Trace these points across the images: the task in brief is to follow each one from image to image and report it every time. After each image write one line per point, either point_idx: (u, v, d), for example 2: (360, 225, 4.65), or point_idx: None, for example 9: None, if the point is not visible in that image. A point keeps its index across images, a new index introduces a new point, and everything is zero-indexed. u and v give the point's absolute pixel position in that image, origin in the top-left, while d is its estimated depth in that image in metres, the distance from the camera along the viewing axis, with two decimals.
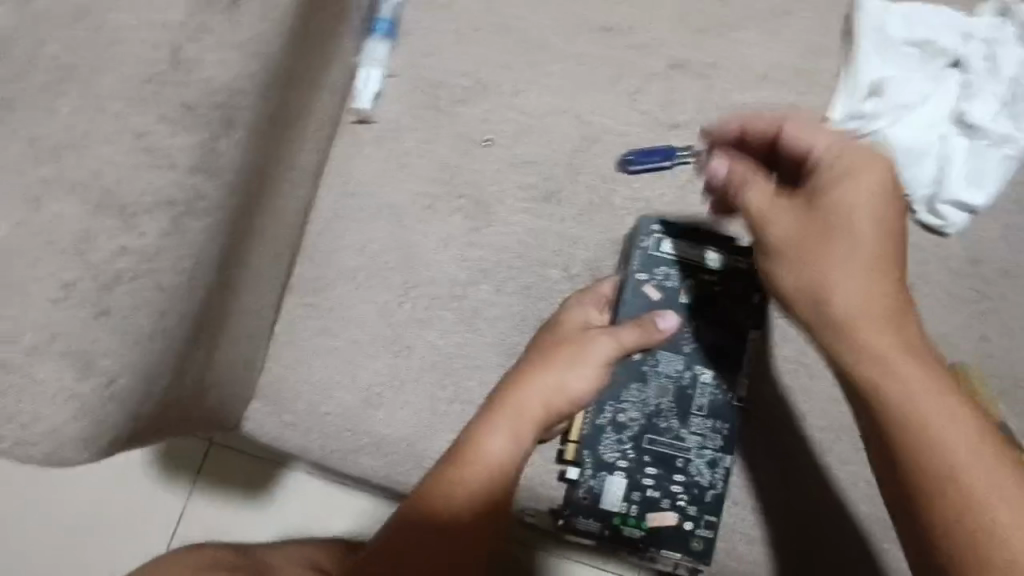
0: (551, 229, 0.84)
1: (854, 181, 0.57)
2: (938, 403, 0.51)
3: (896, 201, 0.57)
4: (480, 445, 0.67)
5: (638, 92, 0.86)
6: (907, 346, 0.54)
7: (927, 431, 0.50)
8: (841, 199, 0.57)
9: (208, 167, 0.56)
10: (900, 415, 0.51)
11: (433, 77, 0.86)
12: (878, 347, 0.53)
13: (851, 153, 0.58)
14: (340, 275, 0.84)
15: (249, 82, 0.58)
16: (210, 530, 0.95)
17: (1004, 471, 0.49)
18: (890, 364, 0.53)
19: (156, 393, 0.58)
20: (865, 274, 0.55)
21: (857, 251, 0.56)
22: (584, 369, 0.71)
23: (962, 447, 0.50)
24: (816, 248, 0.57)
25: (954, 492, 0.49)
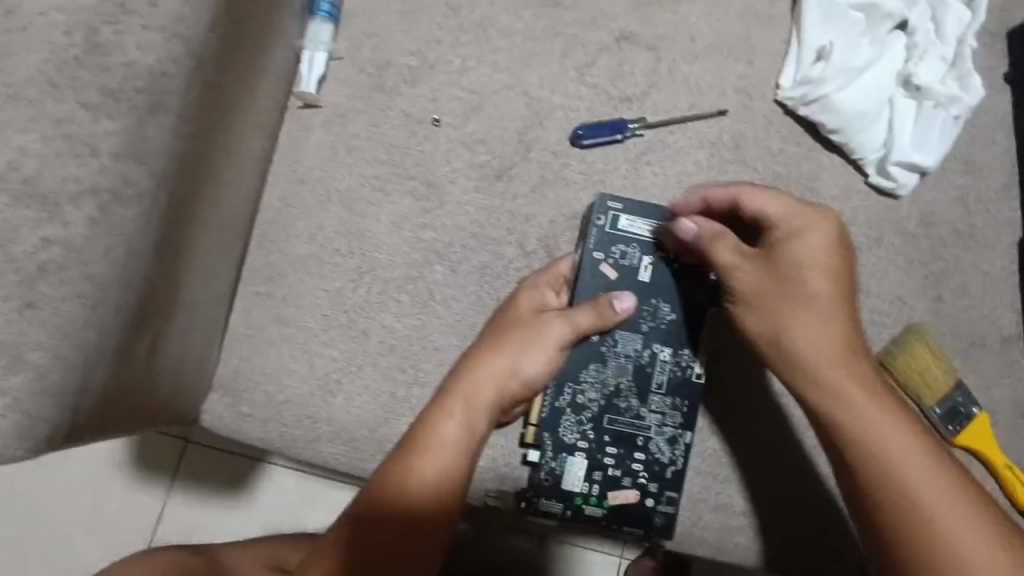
0: (503, 208, 0.84)
1: (807, 245, 0.67)
2: (914, 437, 0.62)
3: (847, 258, 0.68)
4: (435, 431, 0.67)
5: (586, 67, 0.86)
6: (860, 380, 0.65)
7: (902, 464, 0.61)
8: (798, 263, 0.67)
9: (135, 153, 0.54)
10: (877, 451, 0.62)
11: (381, 58, 0.86)
12: (854, 393, 0.64)
13: (802, 216, 0.68)
14: (293, 263, 0.83)
15: (175, 66, 0.56)
16: (196, 521, 1.06)
17: (943, 479, 0.60)
18: (869, 406, 0.63)
19: (93, 386, 0.57)
20: (824, 327, 0.66)
21: (815, 307, 0.66)
22: (537, 354, 0.72)
23: (909, 463, 0.61)
24: (788, 307, 0.67)
25: (906, 503, 0.59)
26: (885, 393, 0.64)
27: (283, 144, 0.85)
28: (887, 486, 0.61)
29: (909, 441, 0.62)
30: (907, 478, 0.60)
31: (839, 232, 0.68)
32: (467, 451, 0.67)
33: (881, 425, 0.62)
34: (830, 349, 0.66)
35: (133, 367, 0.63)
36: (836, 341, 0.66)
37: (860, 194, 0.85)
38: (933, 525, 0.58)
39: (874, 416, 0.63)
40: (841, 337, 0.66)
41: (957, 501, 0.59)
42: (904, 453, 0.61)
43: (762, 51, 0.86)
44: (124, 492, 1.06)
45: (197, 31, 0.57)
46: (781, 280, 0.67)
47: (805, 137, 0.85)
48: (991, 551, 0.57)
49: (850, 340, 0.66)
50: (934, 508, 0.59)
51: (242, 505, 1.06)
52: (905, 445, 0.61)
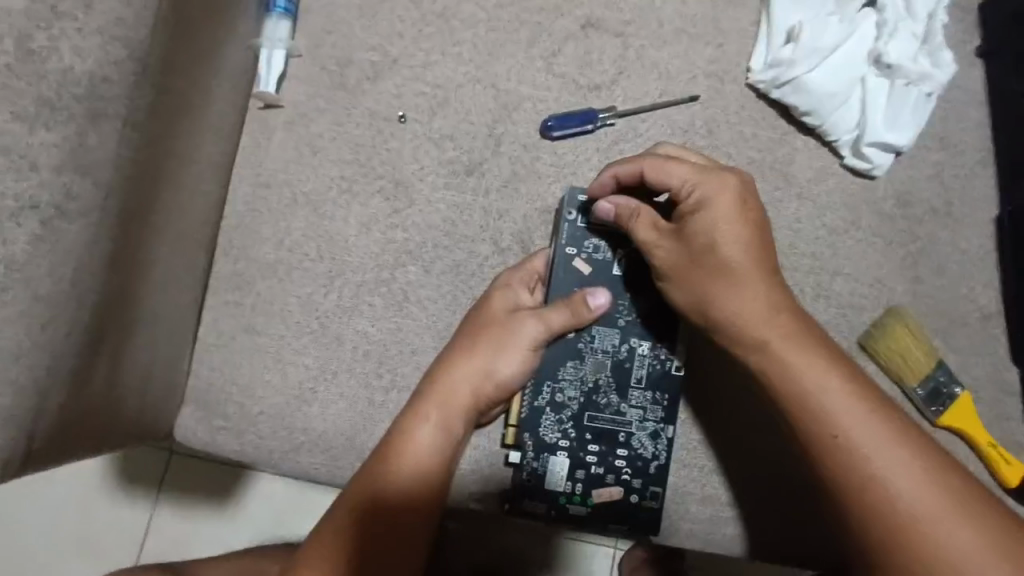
0: (475, 204, 0.82)
1: (718, 212, 0.65)
2: (856, 399, 0.61)
3: (763, 220, 0.67)
4: (410, 437, 0.68)
5: (553, 56, 0.84)
6: (805, 354, 0.63)
7: (848, 430, 0.60)
8: (713, 232, 0.65)
9: (77, 165, 0.51)
10: (822, 420, 0.61)
11: (342, 54, 0.84)
12: (793, 360, 0.63)
13: (709, 182, 0.66)
14: (261, 269, 0.81)
15: (116, 71, 0.53)
16: (182, 534, 1.03)
17: (898, 443, 0.59)
18: (811, 372, 0.62)
19: (49, 410, 0.54)
20: (752, 295, 0.64)
21: (739, 275, 0.65)
22: (512, 356, 0.71)
23: (862, 435, 0.60)
24: (713, 280, 0.66)
25: (864, 480, 0.59)
26: (824, 357, 0.63)
27: (245, 147, 0.82)
28: (835, 456, 0.60)
29: (853, 405, 0.61)
30: (852, 446, 0.59)
31: (749, 194, 0.66)
32: (443, 455, 0.68)
33: (823, 392, 0.61)
34: (761, 317, 0.64)
35: (92, 387, 0.61)
36: (765, 307, 0.64)
37: (835, 175, 0.84)
38: (885, 491, 0.58)
39: (814, 383, 0.61)
40: (770, 302, 0.64)
41: (905, 461, 0.59)
42: (848, 418, 0.60)
43: (731, 33, 0.85)
44: (108, 507, 1.04)
45: (137, 33, 0.55)
46: (700, 251, 0.66)
47: (778, 120, 0.84)
48: (942, 507, 0.57)
49: (780, 303, 0.64)
50: (884, 474, 0.59)
51: (229, 515, 1.03)
52: (848, 410, 0.60)
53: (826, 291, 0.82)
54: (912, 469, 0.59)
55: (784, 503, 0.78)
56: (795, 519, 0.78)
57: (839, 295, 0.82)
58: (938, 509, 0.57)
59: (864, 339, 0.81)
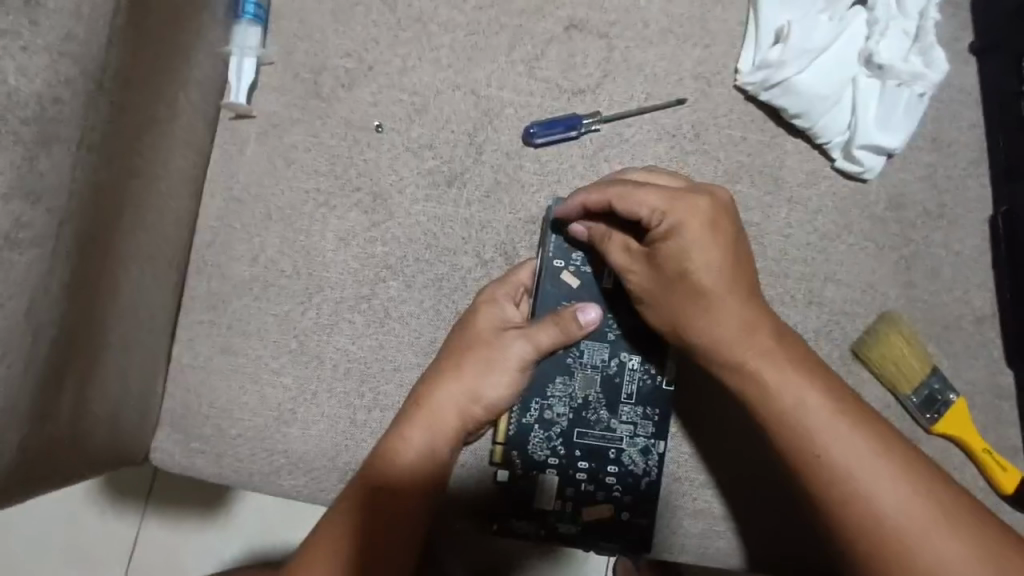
0: (457, 215, 0.79)
1: (689, 237, 0.63)
2: (837, 414, 0.60)
3: (738, 239, 0.65)
4: (392, 462, 0.66)
5: (535, 59, 0.82)
6: (785, 367, 0.62)
7: (829, 448, 0.59)
8: (685, 257, 0.64)
9: (27, 190, 0.48)
10: (804, 439, 0.60)
11: (315, 61, 0.81)
12: (772, 379, 0.62)
13: (679, 206, 0.64)
14: (236, 287, 0.78)
15: (68, 90, 0.50)
16: (170, 550, 1.01)
17: (881, 460, 0.58)
18: (790, 389, 0.61)
19: (8, 449, 0.51)
20: (728, 317, 0.63)
21: (715, 299, 0.63)
22: (500, 376, 0.69)
23: (842, 450, 0.59)
24: (688, 304, 0.65)
25: (845, 496, 0.58)
26: (804, 372, 0.62)
27: (216, 159, 0.79)
28: (819, 474, 0.59)
29: (833, 421, 0.60)
30: (836, 463, 0.58)
31: (723, 215, 0.64)
32: (431, 478, 0.67)
33: (802, 410, 0.60)
34: (740, 337, 0.63)
35: (56, 421, 0.58)
36: (743, 327, 0.63)
37: (826, 179, 0.82)
38: (869, 508, 0.57)
39: (795, 401, 0.61)
40: (746, 321, 0.63)
41: (890, 477, 0.58)
42: (828, 436, 0.59)
43: (718, 33, 0.82)
44: (91, 526, 1.01)
45: (88, 48, 0.52)
46: (673, 277, 0.65)
47: (766, 123, 0.82)
48: (929, 522, 0.56)
49: (759, 323, 0.63)
50: (868, 490, 0.57)
51: (218, 530, 1.01)
52: (829, 426, 0.59)
53: (818, 298, 0.80)
54: (898, 484, 0.57)
55: (781, 515, 0.75)
56: (793, 533, 0.75)
57: (832, 302, 0.80)
58: (927, 523, 0.56)
59: (858, 347, 0.79)
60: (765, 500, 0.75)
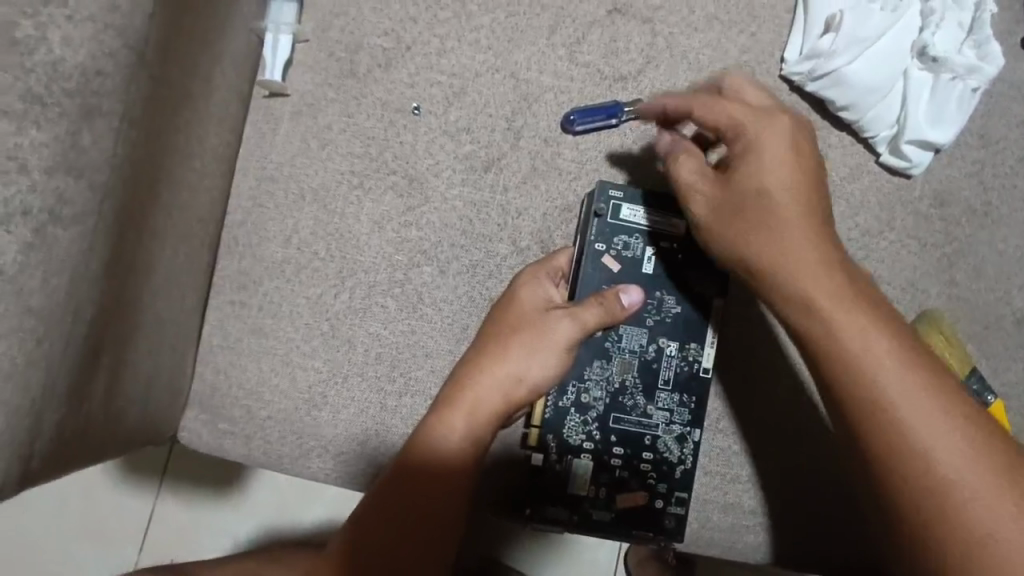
0: (493, 201, 0.78)
1: (751, 150, 0.61)
2: (906, 366, 0.53)
3: (812, 164, 0.61)
4: (431, 442, 0.63)
5: (577, 43, 0.80)
6: (855, 310, 0.56)
7: (888, 395, 0.53)
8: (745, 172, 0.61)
9: (70, 164, 0.47)
10: (861, 384, 0.54)
11: (351, 39, 0.79)
12: (833, 316, 0.56)
13: (740, 121, 0.62)
14: (268, 269, 0.77)
15: (112, 63, 0.49)
16: (183, 528, 1.01)
17: (950, 418, 0.51)
18: (853, 328, 0.55)
19: (47, 428, 0.51)
20: (785, 240, 0.59)
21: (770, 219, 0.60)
22: (544, 353, 0.67)
23: (907, 401, 0.52)
24: (751, 220, 0.60)
25: (904, 445, 0.51)
26: (872, 315, 0.56)
27: (249, 138, 0.78)
28: (875, 423, 0.53)
29: (895, 370, 0.53)
30: (897, 411, 0.52)
31: (801, 136, 0.62)
32: (472, 471, 0.63)
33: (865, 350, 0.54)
34: (801, 266, 0.58)
35: (92, 403, 0.57)
36: (804, 257, 0.58)
37: (870, 174, 0.80)
38: (926, 465, 0.50)
39: (859, 343, 0.55)
40: (812, 254, 0.58)
41: (959, 442, 0.50)
42: (890, 384, 0.53)
43: (766, 21, 0.80)
44: (107, 503, 1.01)
45: (131, 19, 0.49)
46: (728, 194, 0.62)
47: (811, 114, 0.80)
48: (996, 497, 0.48)
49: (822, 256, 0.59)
50: (928, 447, 0.50)
51: (232, 509, 1.01)
52: (892, 375, 0.53)
53: None
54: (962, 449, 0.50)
55: (813, 506, 0.75)
56: (818, 521, 0.75)
57: None
58: (992, 495, 0.48)
59: None
60: (783, 488, 0.75)
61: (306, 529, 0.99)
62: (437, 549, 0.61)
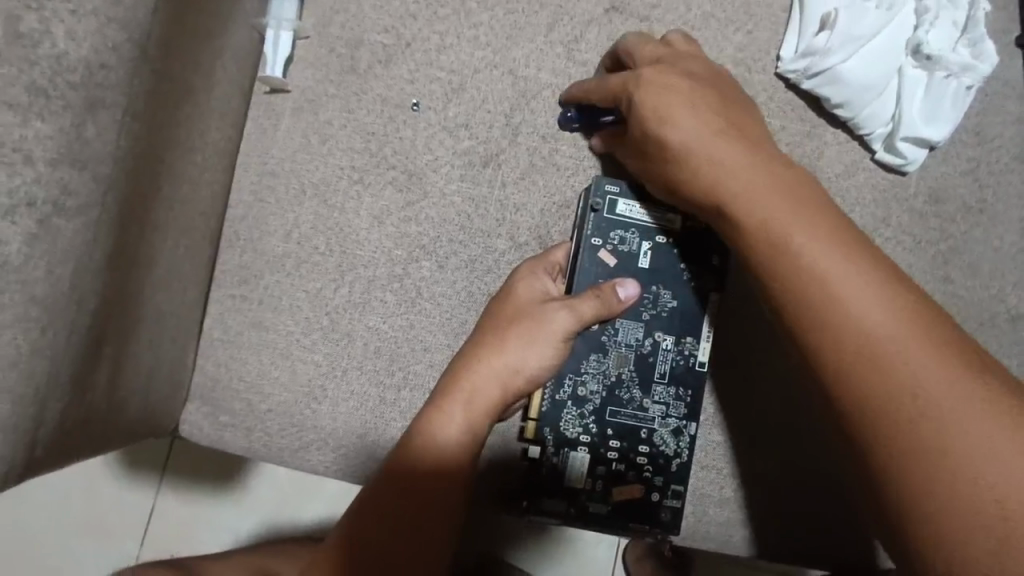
0: (491, 197, 0.79)
1: (666, 106, 0.64)
2: (829, 247, 0.54)
3: (698, 93, 0.65)
4: (429, 432, 0.64)
5: (575, 41, 0.80)
6: (771, 207, 0.58)
7: (810, 281, 0.53)
8: (667, 128, 0.64)
9: (73, 156, 0.48)
10: (785, 278, 0.55)
11: (352, 36, 0.80)
12: (753, 220, 0.58)
13: (666, 81, 0.65)
14: (269, 263, 0.77)
15: (115, 56, 0.49)
16: (184, 522, 1.02)
17: (868, 287, 0.52)
18: (773, 226, 0.57)
19: (50, 417, 0.52)
20: (731, 186, 0.60)
21: (712, 168, 0.61)
22: (541, 344, 0.67)
23: (826, 282, 0.53)
24: (665, 160, 0.65)
25: (829, 327, 0.52)
26: (789, 208, 0.57)
27: (250, 133, 0.78)
28: (803, 316, 0.54)
29: (828, 264, 0.53)
30: (821, 293, 0.53)
31: (677, 74, 0.66)
32: (473, 462, 0.64)
33: (823, 285, 0.53)
34: (720, 179, 0.61)
35: (94, 393, 0.58)
36: (755, 200, 0.59)
37: (865, 170, 0.80)
38: (856, 340, 0.50)
39: (778, 239, 0.56)
40: (723, 167, 0.61)
41: (878, 309, 0.51)
42: (814, 268, 0.54)
43: (762, 19, 0.81)
44: (108, 497, 1.02)
45: (134, 13, 0.50)
46: (661, 153, 0.65)
47: (807, 112, 0.80)
48: (914, 352, 0.49)
49: (777, 194, 0.58)
50: (851, 321, 0.51)
51: (232, 503, 1.02)
52: (813, 259, 0.54)
53: None
54: (907, 342, 0.49)
55: (810, 503, 0.76)
56: (813, 518, 0.76)
57: None
58: (911, 349, 0.49)
59: None
60: (783, 486, 0.76)
61: (305, 524, 1.00)
62: (436, 547, 0.61)
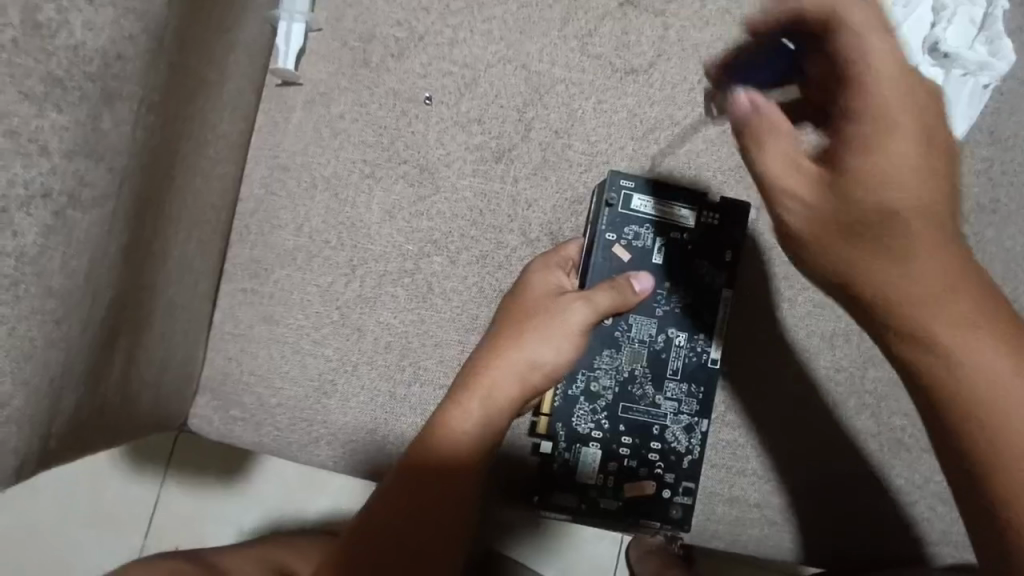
0: (503, 192, 0.78)
1: (890, 149, 0.47)
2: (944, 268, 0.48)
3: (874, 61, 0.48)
4: (444, 424, 0.63)
5: (589, 35, 0.80)
6: (910, 216, 0.48)
7: (921, 305, 0.48)
8: (875, 186, 0.48)
9: (90, 148, 0.47)
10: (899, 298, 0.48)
11: (364, 29, 0.79)
12: (880, 229, 0.48)
13: (906, 112, 0.47)
14: (279, 257, 0.77)
15: (132, 48, 0.49)
16: (189, 515, 1.02)
17: (983, 318, 0.47)
18: (899, 240, 0.48)
19: (65, 408, 0.51)
20: (921, 283, 0.48)
21: (914, 254, 0.48)
22: (557, 336, 0.66)
23: (944, 309, 0.47)
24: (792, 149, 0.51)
25: (942, 355, 0.47)
26: (921, 218, 0.48)
27: (261, 126, 0.78)
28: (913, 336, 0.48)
29: (944, 288, 0.47)
30: (935, 319, 0.47)
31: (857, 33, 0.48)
32: (487, 456, 0.64)
33: (937, 313, 0.47)
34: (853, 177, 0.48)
35: (107, 385, 0.58)
36: (952, 305, 0.47)
37: None
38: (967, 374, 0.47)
39: (900, 254, 0.48)
40: (872, 162, 0.47)
41: (989, 342, 0.47)
42: (929, 292, 0.48)
43: None
44: (115, 489, 1.02)
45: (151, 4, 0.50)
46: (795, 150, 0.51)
47: None
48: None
49: (934, 235, 0.48)
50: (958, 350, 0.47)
51: (237, 496, 1.01)
52: (929, 280, 0.48)
53: None
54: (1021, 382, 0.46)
55: (822, 503, 0.76)
56: (825, 520, 0.76)
57: None
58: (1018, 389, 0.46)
59: None
60: (790, 484, 0.76)
61: (310, 518, 1.00)
62: (443, 547, 0.60)
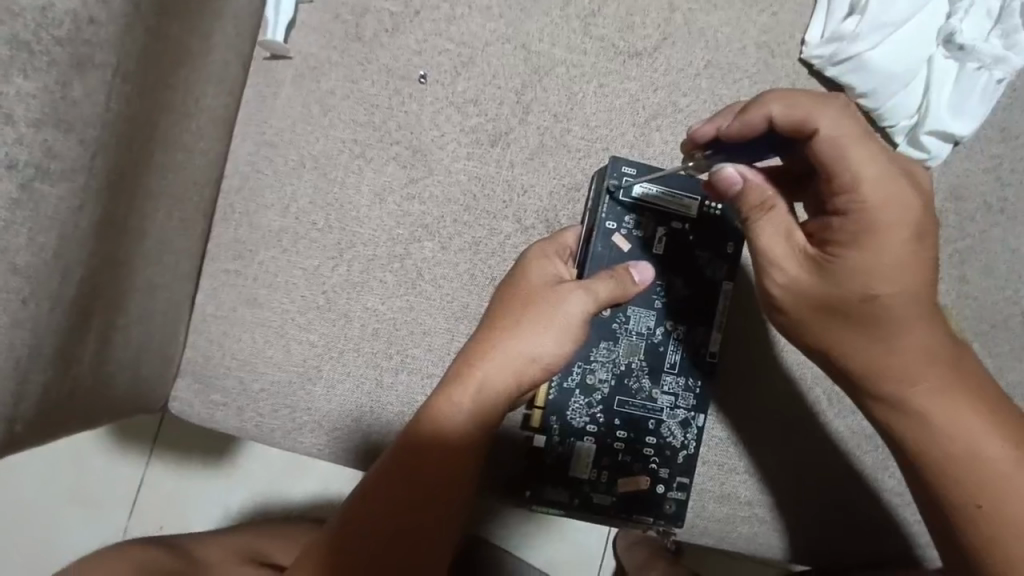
0: (498, 177, 0.76)
1: (881, 253, 0.53)
2: (913, 339, 0.57)
3: (858, 172, 0.52)
4: (431, 422, 0.60)
5: (591, 16, 0.77)
6: (889, 310, 0.56)
7: (888, 371, 0.59)
8: (863, 281, 0.55)
9: (57, 117, 0.44)
10: (871, 367, 0.59)
11: (358, 2, 0.76)
12: (864, 319, 0.57)
13: (892, 218, 0.53)
14: (264, 237, 0.74)
15: (106, 11, 0.46)
16: (171, 497, 1.00)
17: (930, 375, 0.59)
18: (877, 328, 0.57)
19: (32, 390, 0.49)
20: (889, 355, 0.58)
21: (888, 333, 0.57)
22: (555, 328, 0.63)
23: (904, 373, 0.59)
24: (790, 242, 0.57)
25: (904, 402, 0.60)
26: (898, 311, 0.56)
27: (248, 101, 0.75)
28: (879, 388, 0.60)
29: (910, 358, 0.58)
30: (898, 378, 0.59)
31: (846, 144, 0.52)
32: (480, 450, 0.61)
33: (900, 376, 0.59)
34: (846, 281, 0.55)
35: (79, 366, 0.55)
36: (908, 366, 0.58)
37: None
38: (914, 409, 0.60)
39: (877, 338, 0.58)
40: (860, 269, 0.54)
41: (936, 388, 0.59)
42: (893, 364, 0.59)
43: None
44: (95, 469, 1.00)
45: None
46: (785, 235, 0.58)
47: None
48: (964, 426, 0.59)
49: (908, 320, 0.56)
50: (914, 398, 0.60)
51: (220, 479, 1.00)
52: (898, 353, 0.58)
53: None
54: (960, 415, 0.59)
55: (816, 503, 0.75)
56: (816, 519, 0.75)
57: None
58: (958, 424, 0.59)
59: None
60: (783, 484, 0.75)
61: (295, 502, 0.99)
62: (434, 545, 0.58)
